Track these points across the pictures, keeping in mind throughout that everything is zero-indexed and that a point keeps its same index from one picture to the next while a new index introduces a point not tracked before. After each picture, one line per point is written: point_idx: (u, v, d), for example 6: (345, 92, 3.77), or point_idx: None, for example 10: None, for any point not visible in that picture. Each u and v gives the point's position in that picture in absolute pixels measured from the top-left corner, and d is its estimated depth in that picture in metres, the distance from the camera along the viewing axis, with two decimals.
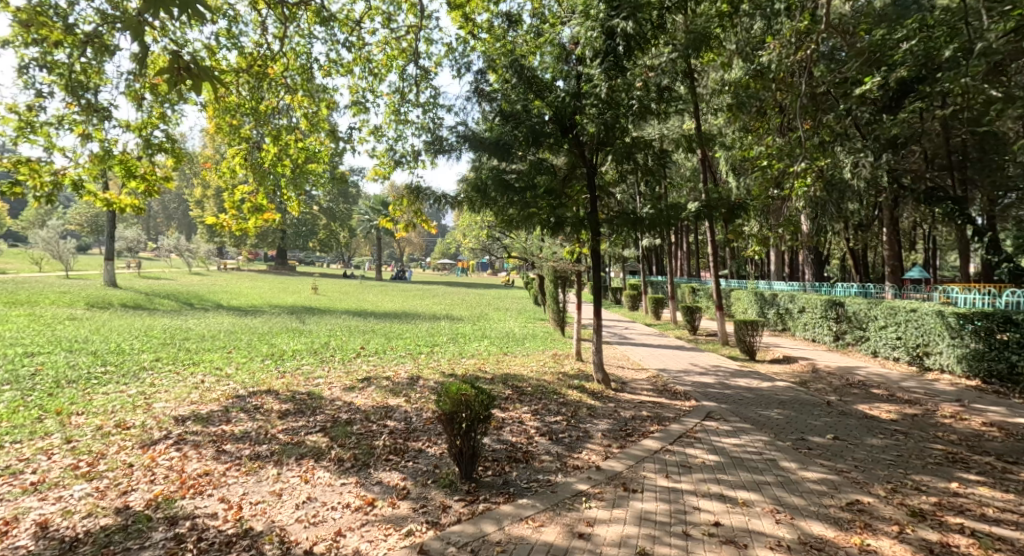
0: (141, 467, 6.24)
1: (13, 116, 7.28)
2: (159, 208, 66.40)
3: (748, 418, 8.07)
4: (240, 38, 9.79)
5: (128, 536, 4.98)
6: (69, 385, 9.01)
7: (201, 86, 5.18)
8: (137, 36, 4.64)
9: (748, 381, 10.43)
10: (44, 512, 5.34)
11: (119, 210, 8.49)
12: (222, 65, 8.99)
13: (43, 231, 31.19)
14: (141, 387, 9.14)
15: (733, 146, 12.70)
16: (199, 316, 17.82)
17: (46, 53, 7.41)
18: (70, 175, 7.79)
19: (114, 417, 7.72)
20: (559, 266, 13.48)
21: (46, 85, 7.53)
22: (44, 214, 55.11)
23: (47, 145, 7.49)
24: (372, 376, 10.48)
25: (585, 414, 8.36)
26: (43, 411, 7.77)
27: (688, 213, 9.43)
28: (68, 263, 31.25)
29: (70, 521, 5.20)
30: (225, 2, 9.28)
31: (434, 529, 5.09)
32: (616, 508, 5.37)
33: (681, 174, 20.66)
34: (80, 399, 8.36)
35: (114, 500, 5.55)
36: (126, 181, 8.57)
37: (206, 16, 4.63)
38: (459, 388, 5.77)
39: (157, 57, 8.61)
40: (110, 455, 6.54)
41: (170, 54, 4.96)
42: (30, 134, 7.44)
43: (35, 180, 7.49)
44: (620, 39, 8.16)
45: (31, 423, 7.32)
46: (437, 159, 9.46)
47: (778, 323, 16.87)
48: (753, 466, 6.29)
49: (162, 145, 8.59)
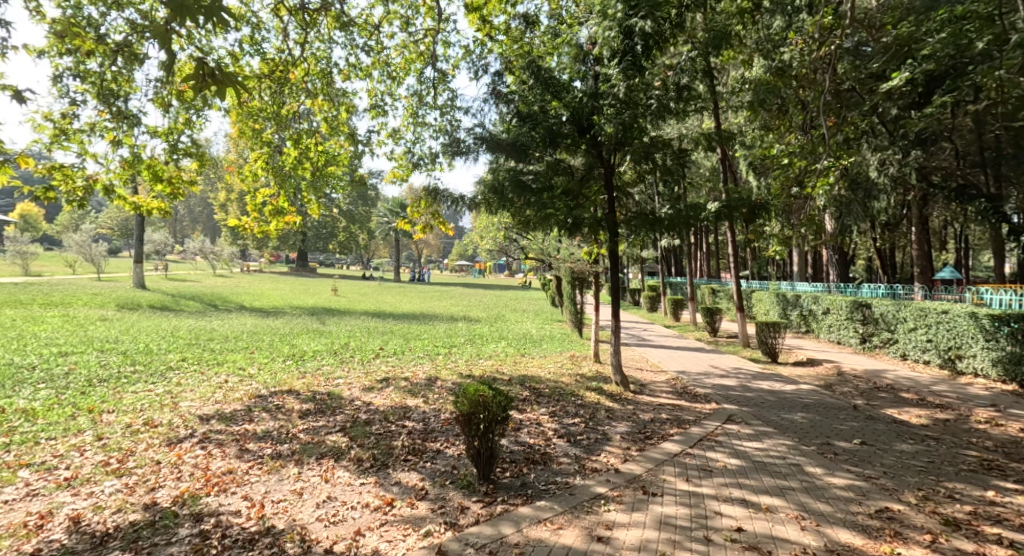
0: (167, 464, 6.33)
1: (49, 124, 7.54)
2: (184, 210, 67.98)
3: (770, 421, 7.93)
4: (262, 44, 9.92)
5: (155, 532, 5.04)
6: (100, 383, 9.20)
7: (224, 92, 5.22)
8: (164, 44, 4.67)
9: (770, 384, 10.25)
10: (76, 507, 5.43)
11: (146, 213, 8.72)
12: (244, 71, 9.16)
13: (76, 234, 31.93)
14: (167, 386, 9.29)
15: (754, 144, 12.42)
16: (223, 317, 18.17)
17: (79, 62, 7.67)
18: (102, 181, 8.03)
19: (143, 415, 7.85)
20: (577, 266, 13.44)
21: (78, 94, 7.79)
22: (77, 219, 56.81)
23: (79, 152, 7.73)
24: (391, 376, 10.57)
25: (604, 416, 8.29)
26: (75, 408, 7.93)
27: (708, 214, 9.27)
28: (100, 266, 32.03)
29: (100, 516, 5.27)
30: (248, 9, 9.44)
31: (452, 530, 5.08)
32: (635, 511, 5.30)
33: (699, 174, 20.39)
34: (110, 397, 8.51)
35: (141, 496, 5.63)
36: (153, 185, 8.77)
37: (231, 23, 4.72)
38: (477, 388, 5.78)
39: (183, 64, 8.76)
40: (139, 452, 6.64)
41: (196, 61, 5.01)
42: (64, 141, 7.67)
43: (68, 185, 7.72)
44: (637, 39, 8.21)
45: (64, 420, 7.48)
46: (454, 161, 9.47)
47: (801, 325, 16.59)
48: (776, 471, 6.17)
49: (187, 150, 8.74)
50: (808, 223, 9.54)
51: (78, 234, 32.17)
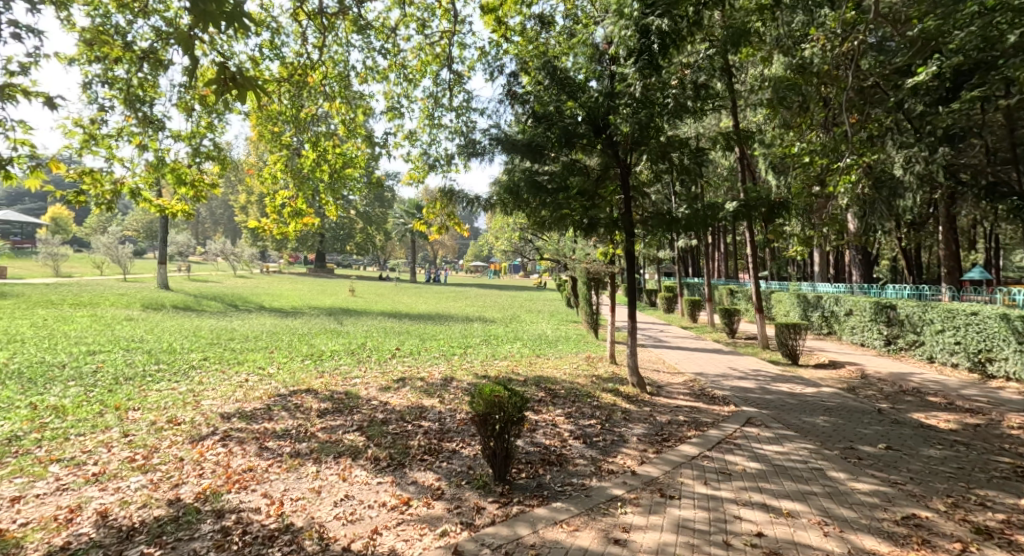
0: (190, 461, 6.39)
1: (79, 130, 7.78)
2: (206, 212, 69.09)
3: (791, 425, 7.78)
4: (281, 48, 10.01)
5: (178, 527, 5.08)
6: (126, 381, 9.35)
7: (245, 96, 5.23)
8: (186, 50, 4.70)
9: (790, 386, 10.07)
10: (103, 501, 5.51)
11: (170, 216, 8.87)
12: (264, 75, 9.27)
13: (104, 236, 32.56)
14: (190, 385, 9.40)
15: (773, 143, 12.22)
16: (243, 317, 18.37)
17: (107, 69, 7.85)
18: (129, 184, 8.18)
19: (166, 413, 7.95)
20: (592, 267, 13.33)
21: (106, 99, 8.03)
22: (104, 222, 58.05)
23: (107, 156, 7.95)
24: (407, 376, 10.58)
25: (620, 418, 8.21)
26: (103, 405, 8.07)
27: (726, 214, 9.13)
28: (127, 269, 32.69)
29: (126, 511, 5.34)
30: (268, 14, 9.56)
31: (468, 530, 5.06)
32: (652, 514, 5.23)
33: (717, 173, 20.13)
34: (136, 395, 8.64)
35: (166, 492, 5.70)
36: (177, 188, 8.90)
37: (252, 28, 4.75)
38: (492, 388, 5.74)
39: (205, 69, 8.89)
40: (163, 449, 6.72)
41: (218, 65, 5.03)
42: (93, 146, 7.90)
43: (97, 189, 7.90)
44: (655, 37, 8.12)
45: (92, 417, 7.61)
46: (470, 162, 9.45)
47: (822, 326, 16.31)
48: (797, 475, 6.04)
49: (209, 153, 8.86)
50: (830, 222, 9.32)
51: (106, 235, 32.79)
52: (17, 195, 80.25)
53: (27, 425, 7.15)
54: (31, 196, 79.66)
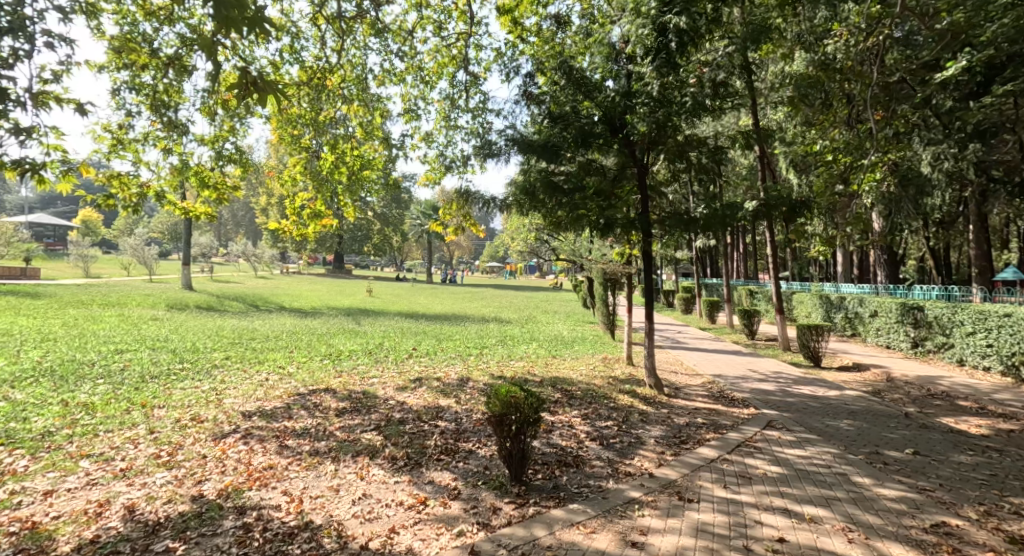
0: (213, 458, 6.45)
1: (108, 134, 8.04)
2: (228, 214, 70.16)
3: (814, 428, 7.61)
4: (301, 52, 10.08)
5: (202, 523, 5.12)
6: (152, 380, 9.49)
7: (265, 100, 5.24)
8: (210, 55, 4.70)
9: (812, 389, 9.86)
10: (131, 496, 5.58)
11: (194, 218, 8.97)
12: (284, 79, 9.36)
13: (132, 237, 33.14)
14: (213, 383, 9.51)
15: (794, 141, 12.02)
16: (264, 317, 18.56)
17: (134, 75, 8.04)
18: (154, 188, 8.36)
19: (190, 411, 8.04)
20: (609, 267, 13.19)
21: (134, 105, 8.29)
22: (131, 224, 59.30)
23: (134, 160, 8.17)
24: (424, 376, 10.59)
25: (637, 419, 8.11)
26: (130, 403, 8.20)
27: (745, 213, 8.97)
28: (152, 269, 33.39)
29: (153, 506, 5.41)
30: (288, 19, 9.64)
31: (485, 530, 5.02)
32: (670, 517, 5.14)
33: (737, 172, 19.88)
34: (161, 393, 8.76)
35: (189, 488, 5.75)
36: (201, 191, 9.03)
37: (273, 33, 4.77)
38: (508, 389, 5.70)
39: (227, 74, 9.00)
40: (187, 446, 6.80)
41: (239, 70, 5.08)
42: (121, 150, 8.14)
43: (125, 193, 8.10)
44: (672, 35, 8.10)
45: (120, 414, 7.73)
46: (486, 163, 9.42)
47: (846, 328, 15.99)
48: (820, 480, 5.90)
49: (231, 156, 8.96)
50: (854, 222, 9.09)
51: (133, 237, 33.41)
52: (48, 198, 82.41)
53: (59, 421, 7.30)
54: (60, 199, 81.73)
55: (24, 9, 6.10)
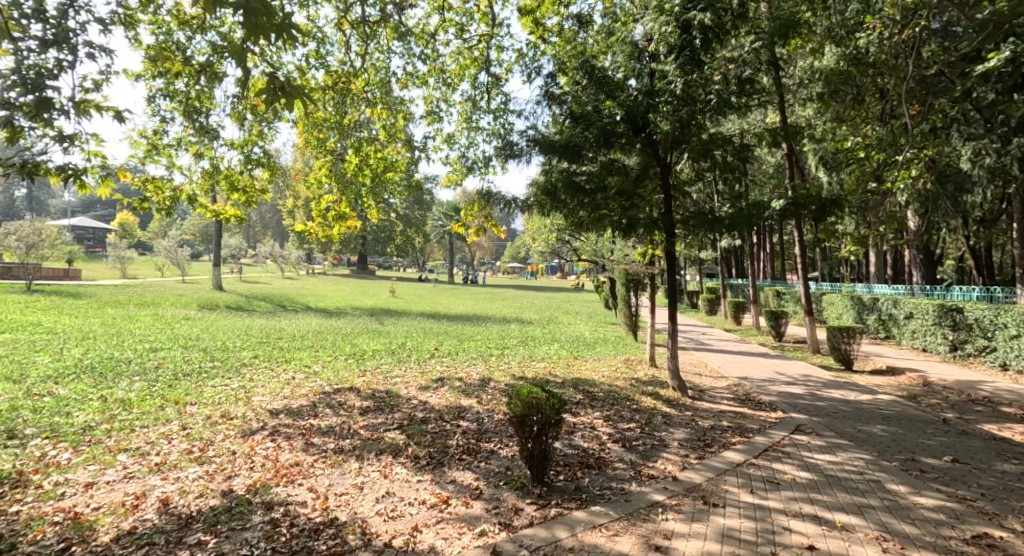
0: (242, 454, 6.52)
1: (143, 140, 8.24)
2: (256, 217, 71.48)
3: (845, 433, 7.38)
4: (326, 57, 10.17)
5: (231, 517, 5.16)
6: (184, 377, 9.66)
7: (292, 104, 5.25)
8: (239, 61, 4.74)
9: (843, 393, 9.58)
10: (165, 490, 5.66)
11: (224, 221, 9.10)
12: (310, 84, 9.46)
13: (165, 239, 33.90)
14: (242, 381, 9.64)
15: (824, 138, 11.72)
16: (291, 317, 18.79)
17: (169, 83, 8.22)
18: (187, 191, 8.59)
19: (221, 408, 8.15)
20: (631, 268, 13.02)
21: (168, 111, 8.45)
22: (163, 226, 60.83)
23: (168, 165, 8.36)
24: (446, 376, 10.58)
25: (661, 422, 7.96)
26: (164, 399, 8.35)
27: (772, 213, 8.76)
28: (185, 270, 34.22)
29: (185, 499, 5.47)
30: (314, 25, 9.74)
31: (507, 530, 4.96)
32: (695, 522, 5.01)
33: (763, 171, 19.51)
34: (193, 390, 8.91)
35: (220, 483, 5.81)
36: (230, 194, 9.17)
37: (300, 39, 4.80)
38: (530, 390, 5.64)
39: (256, 79, 9.13)
40: (217, 442, 6.88)
41: (267, 76, 5.10)
42: (155, 155, 8.34)
43: (159, 196, 8.35)
44: (696, 31, 8.02)
45: (155, 410, 7.87)
46: (508, 164, 9.37)
47: (879, 330, 15.54)
48: (852, 487, 5.70)
49: (260, 160, 9.07)
50: (888, 221, 8.81)
51: (166, 239, 34.21)
52: (85, 201, 84.96)
53: (98, 416, 7.47)
54: (97, 202, 84.18)
55: (67, 21, 6.23)
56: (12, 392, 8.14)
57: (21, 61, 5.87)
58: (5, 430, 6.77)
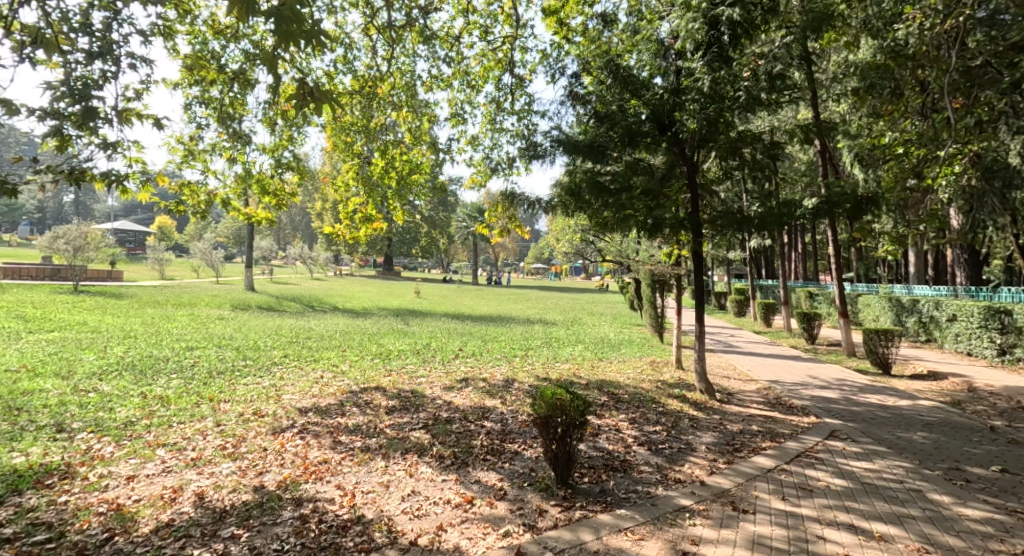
0: (272, 451, 6.57)
1: (180, 146, 8.40)
2: (287, 220, 72.83)
3: (882, 440, 7.09)
4: (353, 62, 10.23)
5: (263, 512, 5.18)
6: (218, 375, 9.82)
7: (321, 109, 5.27)
8: (270, 68, 4.77)
9: (881, 398, 9.23)
10: (201, 484, 5.72)
11: (256, 224, 9.23)
12: (338, 88, 9.52)
13: (201, 242, 34.76)
14: (273, 380, 9.75)
15: (860, 135, 11.35)
16: (320, 318, 19.02)
17: (204, 90, 8.38)
18: (220, 195, 8.70)
19: (253, 405, 8.24)
20: (657, 269, 12.78)
21: (204, 118, 8.59)
22: (198, 229, 62.45)
23: (203, 170, 8.51)
24: (470, 376, 10.53)
25: (688, 425, 7.77)
26: (199, 396, 8.49)
27: (803, 211, 8.50)
28: (219, 271, 35.01)
29: (219, 494, 5.52)
30: (341, 31, 9.81)
31: (531, 532, 4.86)
32: (724, 528, 4.85)
33: (795, 169, 19.03)
34: (227, 388, 9.04)
35: (252, 479, 5.85)
36: (262, 197, 9.29)
37: (328, 45, 4.79)
38: (554, 391, 5.55)
39: (287, 85, 9.24)
40: (249, 439, 6.94)
41: (296, 81, 5.15)
42: (191, 160, 8.48)
43: (195, 200, 8.54)
44: (725, 27, 7.84)
45: (191, 407, 8.00)
46: (532, 165, 9.27)
47: (919, 333, 15.00)
48: (891, 496, 5.45)
49: (290, 164, 9.16)
50: (929, 219, 8.46)
51: (202, 242, 35.07)
52: (124, 204, 87.77)
53: (138, 412, 7.62)
54: (136, 204, 86.84)
55: (112, 34, 6.50)
56: (60, 388, 8.38)
57: (69, 73, 6.01)
58: (53, 424, 6.96)
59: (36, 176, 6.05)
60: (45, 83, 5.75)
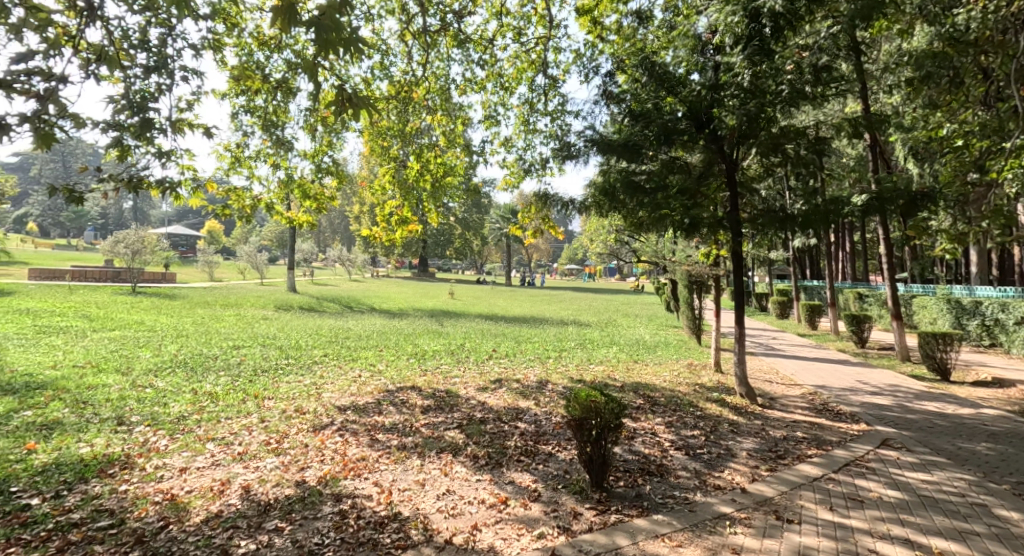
0: (313, 447, 6.59)
1: (228, 154, 8.55)
2: (327, 223, 74.40)
3: (940, 450, 6.65)
4: (390, 68, 10.28)
5: (305, 506, 5.17)
6: (263, 373, 9.98)
7: (359, 115, 5.20)
8: (312, 77, 4.69)
9: (938, 405, 8.70)
10: (247, 477, 5.77)
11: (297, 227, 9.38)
12: (375, 94, 9.55)
13: (246, 245, 35.79)
14: (313, 378, 9.85)
15: (914, 127, 10.76)
16: (359, 319, 19.25)
17: (249, 100, 8.53)
18: (265, 200, 8.85)
19: (295, 403, 8.33)
20: (695, 270, 12.37)
21: (249, 126, 8.73)
22: (243, 233, 64.45)
23: (249, 176, 8.65)
24: (503, 377, 10.41)
25: (727, 430, 7.47)
26: (246, 393, 8.63)
27: (851, 209, 8.06)
28: (264, 274, 35.97)
29: (264, 487, 5.55)
30: (378, 38, 9.86)
31: (566, 535, 4.71)
32: (767, 537, 4.59)
33: (842, 164, 18.28)
34: (270, 386, 9.17)
35: (294, 473, 5.87)
36: (303, 201, 9.37)
37: (366, 51, 4.70)
38: (588, 393, 5.36)
39: (327, 92, 9.32)
40: (292, 435, 6.98)
41: (335, 87, 5.11)
42: (238, 167, 8.63)
43: (240, 204, 8.69)
44: (767, 19, 7.55)
45: (237, 403, 8.13)
46: (565, 165, 9.10)
47: (983, 337, 14.25)
48: (951, 510, 5.08)
49: (330, 169, 9.23)
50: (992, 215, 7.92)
51: (247, 245, 36.11)
52: (177, 210, 91.57)
53: (190, 407, 7.79)
54: (186, 209, 90.33)
55: (166, 49, 6.59)
56: (120, 383, 8.65)
57: (129, 87, 6.17)
58: (115, 417, 7.16)
59: (101, 186, 6.28)
60: (107, 97, 5.84)
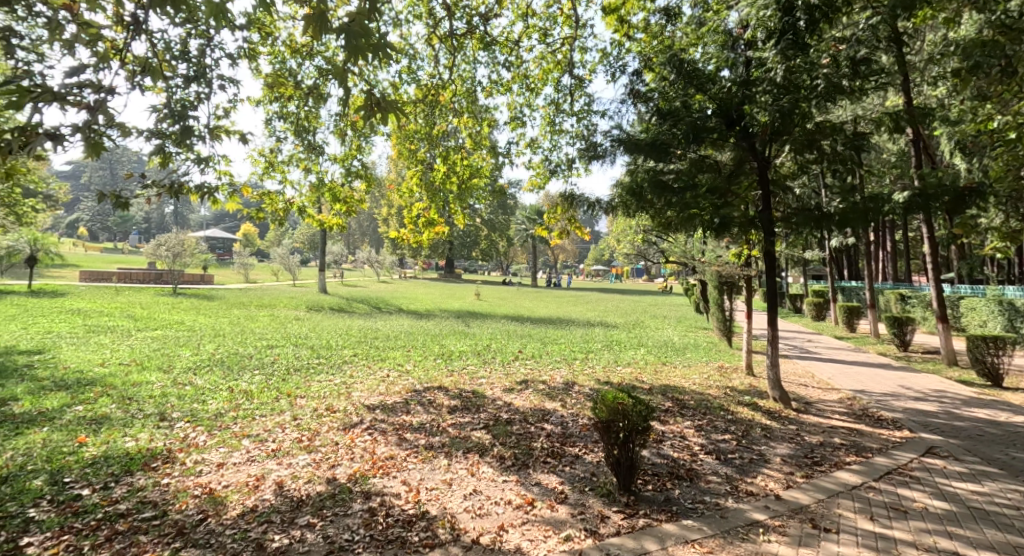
0: (344, 445, 6.57)
1: (262, 159, 8.64)
2: (356, 226, 75.37)
3: (990, 459, 6.29)
4: (417, 72, 10.25)
5: (335, 503, 5.14)
6: (295, 372, 10.07)
7: (387, 118, 5.15)
8: (341, 82, 4.66)
9: (988, 412, 8.24)
10: (280, 473, 5.78)
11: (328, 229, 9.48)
12: (402, 98, 9.54)
13: (279, 248, 36.49)
14: (343, 377, 9.88)
15: (961, 120, 10.26)
16: (388, 319, 19.36)
17: (281, 106, 8.62)
18: (297, 204, 8.95)
19: (326, 401, 8.35)
20: (725, 272, 12.02)
21: (282, 131, 8.81)
22: (276, 235, 65.81)
23: (281, 180, 8.73)
24: (530, 379, 10.28)
25: (760, 434, 7.21)
26: (279, 391, 8.70)
27: (892, 207, 7.68)
28: (297, 275, 36.60)
29: (297, 483, 5.54)
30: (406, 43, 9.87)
31: (593, 538, 4.57)
32: (803, 547, 4.38)
33: (883, 160, 17.62)
34: (303, 384, 9.22)
35: (325, 470, 5.86)
36: (333, 204, 9.40)
37: (394, 55, 4.64)
38: (615, 395, 5.19)
39: (355, 97, 9.37)
40: (323, 433, 6.98)
41: (364, 91, 5.08)
42: (271, 171, 8.71)
43: (273, 208, 8.77)
44: (800, 13, 7.22)
45: (271, 401, 8.19)
46: (591, 165, 8.93)
47: None
48: (1004, 523, 4.77)
49: (359, 172, 9.25)
50: None
51: (280, 248, 36.80)
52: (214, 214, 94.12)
53: (227, 404, 7.87)
54: (223, 213, 92.71)
55: (204, 58, 6.66)
56: (162, 380, 8.81)
57: (171, 97, 6.28)
58: (157, 412, 7.28)
59: (144, 192, 6.41)
60: (152, 108, 5.97)
